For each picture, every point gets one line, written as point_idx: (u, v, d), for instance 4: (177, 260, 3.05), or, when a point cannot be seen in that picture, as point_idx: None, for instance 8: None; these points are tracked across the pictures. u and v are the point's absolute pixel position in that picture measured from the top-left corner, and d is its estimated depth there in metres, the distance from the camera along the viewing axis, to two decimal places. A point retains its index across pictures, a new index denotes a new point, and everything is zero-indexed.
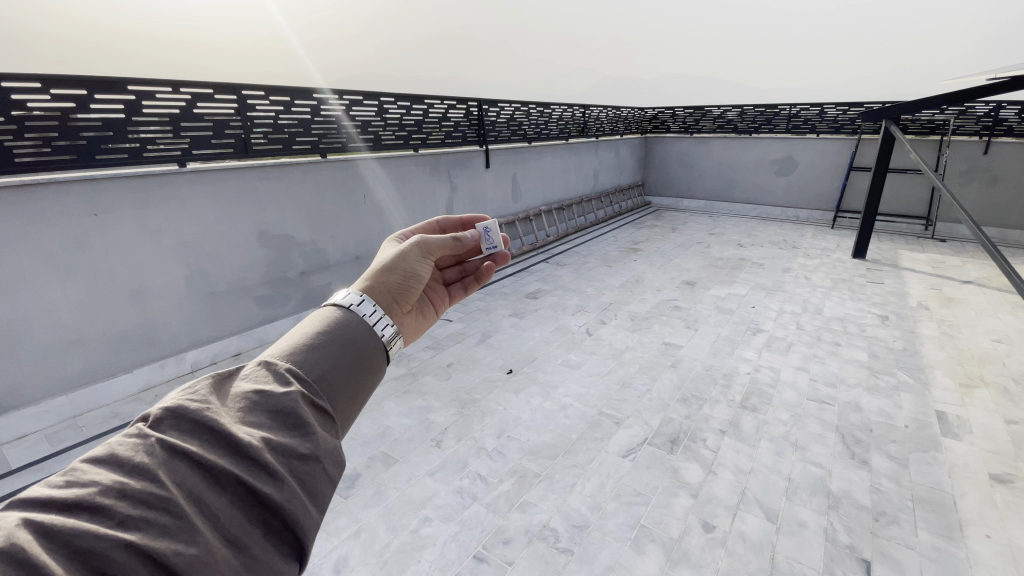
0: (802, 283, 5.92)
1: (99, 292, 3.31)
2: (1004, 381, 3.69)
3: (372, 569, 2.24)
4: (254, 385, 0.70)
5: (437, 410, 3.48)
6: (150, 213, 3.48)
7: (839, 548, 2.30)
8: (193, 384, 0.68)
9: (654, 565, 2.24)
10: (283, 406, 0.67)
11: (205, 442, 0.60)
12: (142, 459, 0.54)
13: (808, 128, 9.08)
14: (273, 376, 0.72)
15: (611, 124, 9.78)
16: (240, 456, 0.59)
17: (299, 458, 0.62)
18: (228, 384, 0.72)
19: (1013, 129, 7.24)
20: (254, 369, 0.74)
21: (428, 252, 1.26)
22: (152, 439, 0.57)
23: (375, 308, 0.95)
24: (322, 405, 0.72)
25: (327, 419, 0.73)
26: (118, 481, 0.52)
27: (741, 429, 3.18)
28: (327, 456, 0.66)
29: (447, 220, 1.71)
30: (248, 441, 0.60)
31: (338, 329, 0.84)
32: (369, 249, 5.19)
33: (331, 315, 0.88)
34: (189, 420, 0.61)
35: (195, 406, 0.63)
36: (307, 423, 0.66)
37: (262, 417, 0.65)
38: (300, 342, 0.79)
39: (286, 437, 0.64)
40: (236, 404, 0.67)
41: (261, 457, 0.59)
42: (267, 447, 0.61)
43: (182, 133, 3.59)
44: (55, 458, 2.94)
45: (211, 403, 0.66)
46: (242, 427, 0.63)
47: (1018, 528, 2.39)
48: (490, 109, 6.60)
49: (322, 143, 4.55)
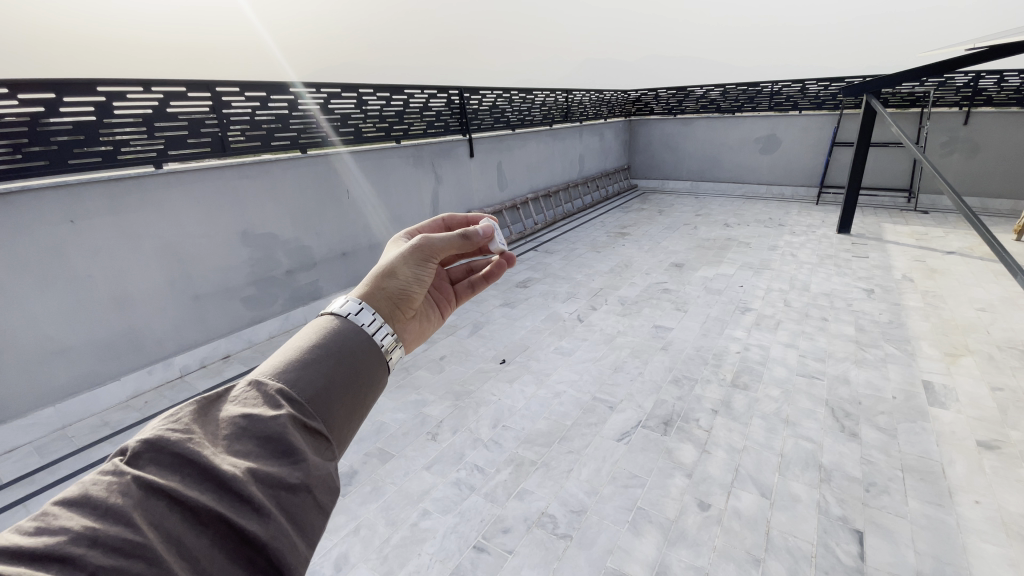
0: (789, 261, 5.96)
1: (82, 300, 3.25)
2: (988, 348, 3.76)
3: (373, 565, 2.24)
4: (242, 411, 0.68)
5: (431, 403, 3.47)
6: (130, 218, 3.40)
7: (832, 520, 2.35)
8: (176, 412, 0.66)
9: (653, 547, 2.27)
10: (271, 431, 0.65)
11: (187, 478, 0.58)
12: (117, 501, 0.52)
13: (790, 105, 9.08)
14: (264, 399, 0.70)
15: (596, 107, 9.70)
16: (223, 490, 0.57)
17: (286, 489, 0.61)
18: (215, 409, 0.70)
19: (992, 99, 7.30)
20: (244, 391, 0.72)
21: (430, 255, 1.20)
22: (128, 477, 0.55)
23: (374, 316, 0.93)
24: (313, 426, 0.70)
25: (320, 441, 0.71)
26: (93, 526, 0.49)
27: (733, 408, 3.21)
28: (317, 483, 0.64)
29: (454, 218, 1.66)
30: (232, 474, 0.58)
31: (333, 340, 0.82)
32: (355, 245, 5.13)
33: (327, 325, 0.85)
34: (169, 453, 0.60)
35: (177, 437, 0.61)
36: (296, 449, 0.65)
37: (249, 444, 0.63)
38: (292, 358, 0.77)
39: (273, 465, 0.62)
40: (223, 432, 0.66)
41: (246, 491, 0.57)
42: (252, 478, 0.59)
43: (157, 134, 3.51)
44: (48, 470, 2.90)
45: (195, 433, 0.64)
46: (226, 458, 0.61)
47: (1006, 493, 2.45)
48: (472, 97, 6.52)
49: (301, 139, 4.47)
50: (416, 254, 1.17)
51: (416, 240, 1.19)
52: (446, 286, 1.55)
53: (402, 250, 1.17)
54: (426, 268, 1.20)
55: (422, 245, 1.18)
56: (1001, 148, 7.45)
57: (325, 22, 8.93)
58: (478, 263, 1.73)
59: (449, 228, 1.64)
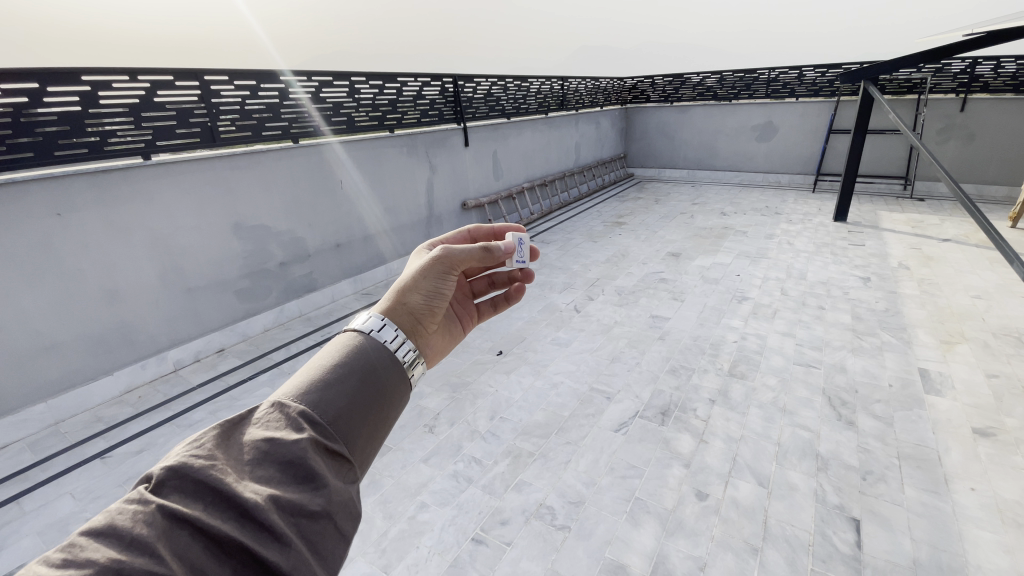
0: (786, 249, 5.94)
1: (72, 294, 3.20)
2: (984, 335, 3.77)
3: (371, 558, 2.23)
4: (266, 433, 0.66)
5: (428, 396, 3.44)
6: (119, 210, 3.34)
7: (829, 509, 2.36)
8: (200, 436, 0.64)
9: (651, 537, 2.27)
10: (293, 456, 0.62)
11: (210, 506, 0.56)
12: (142, 531, 0.50)
13: (787, 92, 9.03)
14: (286, 422, 0.67)
15: (590, 96, 9.62)
16: (245, 519, 0.55)
17: (308, 516, 0.58)
18: (239, 431, 0.68)
19: (988, 85, 7.28)
20: (267, 413, 0.70)
21: (451, 266, 1.15)
22: (153, 505, 0.53)
23: (396, 333, 0.92)
24: (336, 449, 0.68)
25: (342, 463, 0.68)
26: (118, 559, 0.47)
27: (730, 397, 3.21)
28: (339, 509, 0.62)
29: (477, 229, 1.62)
30: (254, 502, 0.56)
31: (356, 358, 0.80)
32: (349, 236, 5.07)
33: (350, 342, 0.83)
34: (192, 480, 0.57)
35: (200, 463, 0.59)
36: (318, 474, 0.62)
37: (272, 469, 0.61)
38: (314, 376, 0.75)
39: (295, 491, 0.60)
40: (246, 456, 0.63)
41: (268, 520, 0.54)
42: (274, 506, 0.57)
43: (145, 125, 3.43)
44: (40, 467, 2.87)
45: (218, 459, 0.61)
46: (249, 484, 0.59)
47: (1001, 479, 2.46)
48: (466, 85, 6.42)
49: (292, 129, 4.39)
50: (438, 266, 1.14)
51: (437, 252, 1.15)
52: (468, 302, 1.53)
53: (424, 261, 1.14)
54: (447, 281, 1.16)
55: (444, 257, 1.14)
56: (997, 135, 7.44)
57: (326, 20, 8.78)
58: (500, 276, 1.69)
59: (473, 240, 1.62)
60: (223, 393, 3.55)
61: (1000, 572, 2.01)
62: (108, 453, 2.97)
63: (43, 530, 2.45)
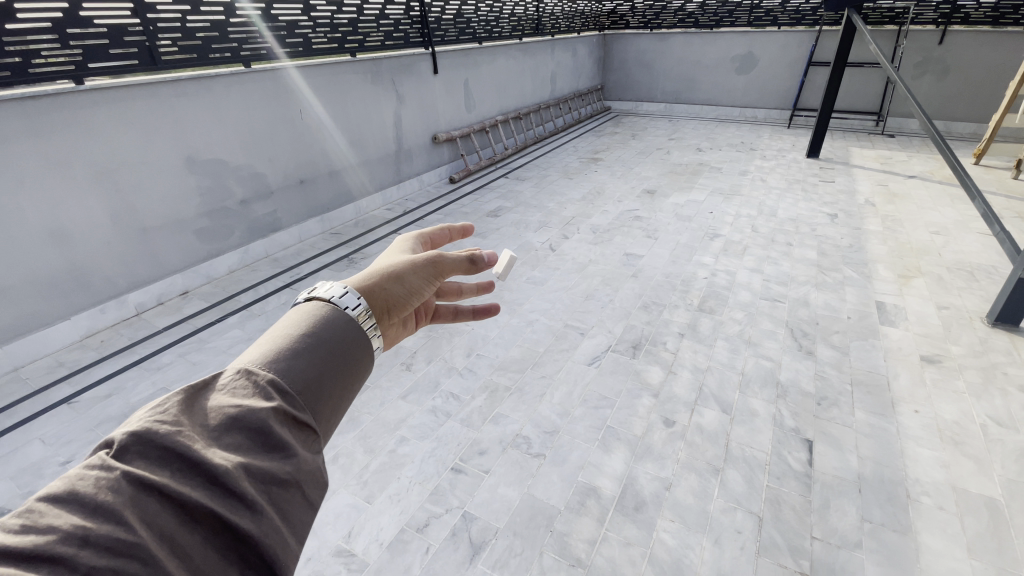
0: (758, 186, 5.97)
1: (14, 234, 2.97)
2: (939, 270, 3.94)
3: (354, 490, 2.31)
4: (231, 401, 0.62)
5: (404, 335, 3.42)
6: (55, 142, 3.06)
7: (786, 432, 2.53)
8: (160, 402, 0.60)
9: (620, 461, 2.41)
10: (260, 424, 0.60)
11: (174, 473, 0.53)
12: (106, 497, 0.48)
13: (770, 20, 8.71)
14: (253, 390, 0.64)
15: (567, 20, 9.07)
16: (212, 486, 0.53)
17: (278, 484, 0.56)
18: (203, 398, 0.65)
19: (969, 17, 7.16)
20: (233, 378, 0.66)
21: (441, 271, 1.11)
22: (114, 472, 0.50)
23: (359, 301, 0.86)
24: (304, 419, 0.64)
25: (311, 433, 0.65)
26: (83, 525, 0.45)
27: (699, 331, 3.32)
28: (310, 478, 0.60)
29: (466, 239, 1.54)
30: (222, 469, 0.53)
31: (324, 326, 0.75)
32: (313, 172, 4.83)
33: (315, 309, 0.79)
34: (155, 447, 0.54)
35: (163, 430, 0.56)
36: (287, 443, 0.60)
37: (239, 438, 0.58)
38: (280, 344, 0.70)
39: (262, 459, 0.58)
40: (211, 423, 0.60)
41: (237, 488, 0.52)
42: (244, 472, 0.55)
43: (73, 44, 3.07)
44: (4, 414, 2.79)
45: (182, 426, 0.58)
46: (216, 451, 0.56)
47: (942, 402, 2.67)
48: (433, 4, 5.92)
49: (243, 51, 4.01)
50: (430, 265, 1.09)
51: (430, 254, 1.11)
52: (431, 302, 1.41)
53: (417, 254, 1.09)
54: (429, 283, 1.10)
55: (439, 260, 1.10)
56: (970, 70, 7.45)
57: None
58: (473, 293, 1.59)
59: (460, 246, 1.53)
60: (191, 335, 3.47)
61: (934, 483, 2.23)
62: (76, 398, 2.91)
63: (16, 475, 2.42)
